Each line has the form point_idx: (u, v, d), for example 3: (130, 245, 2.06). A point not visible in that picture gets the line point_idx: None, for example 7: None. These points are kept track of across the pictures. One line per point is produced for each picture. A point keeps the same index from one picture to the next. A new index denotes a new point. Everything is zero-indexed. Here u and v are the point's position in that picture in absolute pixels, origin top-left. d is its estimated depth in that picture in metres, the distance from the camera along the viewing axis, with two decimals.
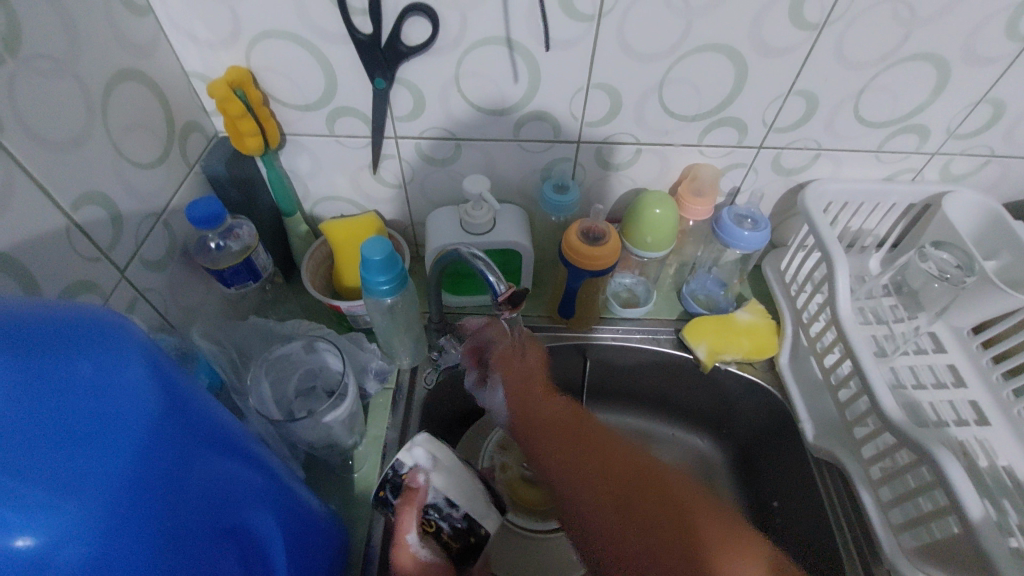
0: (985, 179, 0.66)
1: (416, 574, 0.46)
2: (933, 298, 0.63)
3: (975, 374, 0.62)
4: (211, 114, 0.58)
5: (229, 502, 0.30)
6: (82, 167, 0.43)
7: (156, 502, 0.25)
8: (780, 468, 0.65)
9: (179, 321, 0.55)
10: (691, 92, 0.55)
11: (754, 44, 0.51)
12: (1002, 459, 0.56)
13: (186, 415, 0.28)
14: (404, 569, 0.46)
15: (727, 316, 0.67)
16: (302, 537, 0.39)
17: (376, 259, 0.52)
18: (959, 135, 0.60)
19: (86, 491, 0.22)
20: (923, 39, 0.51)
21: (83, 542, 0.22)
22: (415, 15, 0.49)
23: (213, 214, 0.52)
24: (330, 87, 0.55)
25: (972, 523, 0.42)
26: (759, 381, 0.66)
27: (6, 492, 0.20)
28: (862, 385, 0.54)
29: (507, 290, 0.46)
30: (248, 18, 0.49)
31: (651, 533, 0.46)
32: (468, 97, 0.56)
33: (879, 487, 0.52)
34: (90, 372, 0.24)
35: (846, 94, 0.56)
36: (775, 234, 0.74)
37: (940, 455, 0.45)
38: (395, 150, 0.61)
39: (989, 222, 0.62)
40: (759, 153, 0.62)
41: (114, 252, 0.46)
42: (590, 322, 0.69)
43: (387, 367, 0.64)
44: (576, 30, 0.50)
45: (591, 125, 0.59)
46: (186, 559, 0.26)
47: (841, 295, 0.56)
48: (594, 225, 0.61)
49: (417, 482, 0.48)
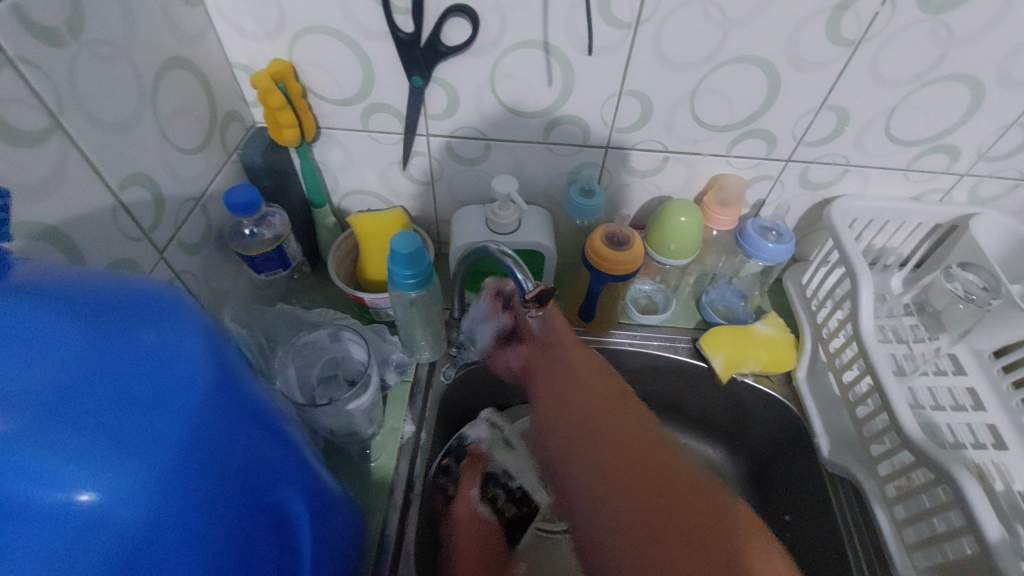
0: (1014, 203, 0.65)
1: (471, 521, 0.61)
2: (957, 320, 0.63)
3: (995, 399, 0.62)
4: (251, 104, 0.60)
5: (267, 478, 0.31)
6: (130, 149, 0.44)
7: (205, 469, 0.26)
8: (793, 482, 0.65)
9: (209, 304, 0.56)
10: (723, 103, 0.56)
11: (789, 57, 0.52)
12: (1020, 485, 0.56)
13: (238, 389, 0.29)
14: (462, 518, 0.61)
15: (746, 327, 0.67)
16: (328, 520, 0.41)
17: (405, 253, 0.53)
18: (990, 157, 0.60)
19: (144, 451, 0.24)
20: (960, 59, 0.51)
21: (140, 499, 0.23)
22: (456, 16, 0.50)
23: (249, 201, 0.53)
24: (368, 82, 0.56)
25: (990, 545, 0.42)
26: (776, 394, 0.66)
27: (76, 445, 0.22)
28: (881, 402, 0.54)
29: (535, 288, 0.47)
30: (293, 13, 0.51)
31: (644, 519, 0.42)
32: (502, 98, 0.57)
33: (894, 505, 0.52)
34: (152, 343, 0.26)
35: (878, 111, 0.56)
36: (798, 248, 0.74)
37: (959, 475, 0.45)
38: (426, 147, 0.63)
39: (1017, 247, 0.62)
40: (786, 166, 0.62)
41: (154, 232, 0.48)
42: (609, 327, 0.70)
43: (407, 360, 0.65)
44: (613, 37, 0.51)
45: (621, 131, 0.60)
46: (226, 527, 0.27)
47: (863, 312, 0.56)
48: (618, 230, 0.62)
49: (478, 449, 0.66)
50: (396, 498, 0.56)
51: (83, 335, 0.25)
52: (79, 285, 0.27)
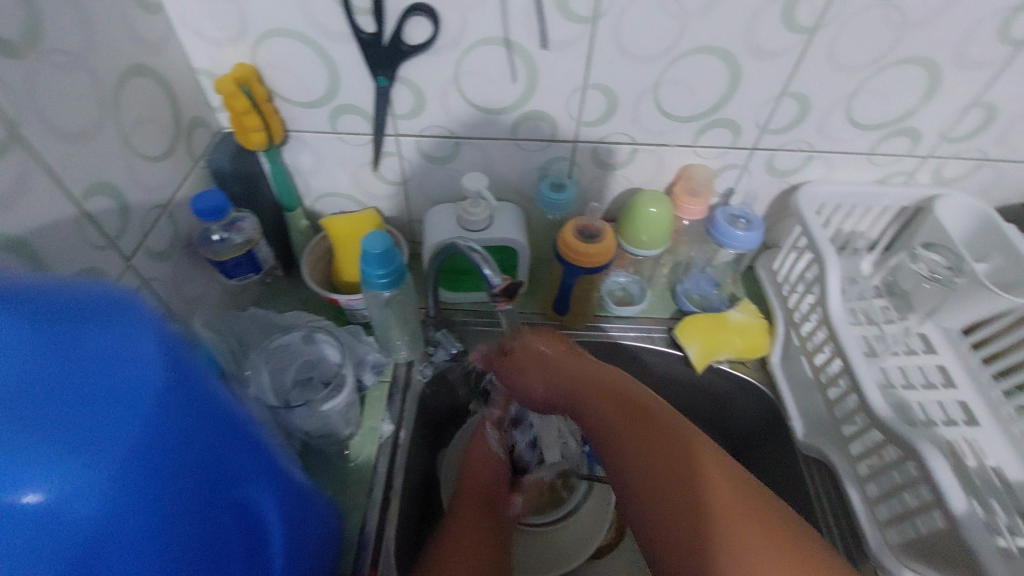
0: (976, 183, 0.67)
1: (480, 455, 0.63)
2: (924, 300, 0.64)
3: (965, 376, 0.63)
4: (216, 110, 0.59)
5: (230, 477, 0.31)
6: (93, 158, 0.44)
7: (160, 470, 0.26)
8: (771, 466, 0.66)
9: (181, 311, 0.56)
10: (687, 93, 0.57)
11: (748, 46, 0.52)
12: (990, 459, 0.57)
13: (197, 391, 0.29)
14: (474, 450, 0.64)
15: (720, 315, 0.68)
16: (301, 519, 0.41)
17: (376, 252, 0.54)
18: (951, 139, 0.61)
19: (94, 452, 0.24)
20: (915, 43, 0.52)
21: (92, 498, 0.23)
22: (418, 15, 0.50)
23: (217, 207, 0.53)
24: (333, 84, 0.56)
25: (957, 517, 0.43)
26: (752, 380, 0.67)
27: (25, 447, 0.22)
28: (851, 383, 0.54)
29: (503, 282, 0.47)
30: (255, 17, 0.51)
31: (665, 517, 0.48)
32: (468, 96, 0.57)
33: (866, 483, 0.53)
34: (101, 344, 0.25)
35: (839, 97, 0.57)
36: (769, 236, 0.75)
37: (926, 450, 0.46)
38: (396, 148, 0.63)
39: (981, 226, 0.63)
40: (753, 155, 0.63)
41: (121, 240, 0.47)
42: (585, 320, 0.70)
43: (384, 360, 0.65)
44: (574, 31, 0.51)
45: (588, 125, 0.60)
46: (185, 525, 0.27)
47: (832, 295, 0.57)
48: (589, 223, 0.62)
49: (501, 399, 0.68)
50: (376, 497, 0.56)
51: (27, 339, 0.24)
52: (23, 284, 0.26)
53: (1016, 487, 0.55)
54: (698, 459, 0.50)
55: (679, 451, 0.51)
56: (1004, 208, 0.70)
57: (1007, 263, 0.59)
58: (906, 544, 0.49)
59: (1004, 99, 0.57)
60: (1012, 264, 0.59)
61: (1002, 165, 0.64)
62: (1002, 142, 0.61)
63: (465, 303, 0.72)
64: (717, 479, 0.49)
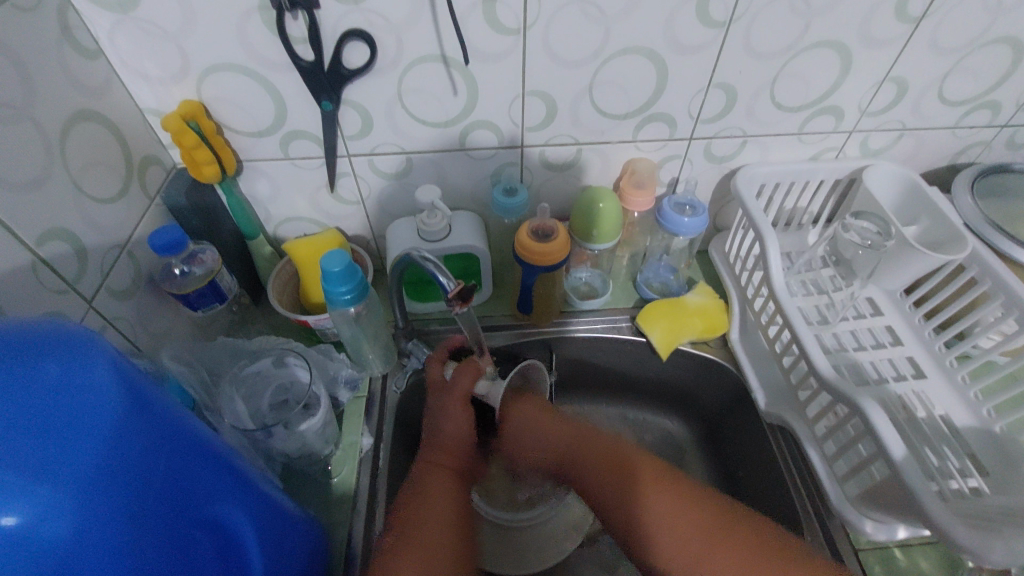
0: (901, 151, 0.71)
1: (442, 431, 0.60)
2: (863, 264, 0.68)
3: (911, 332, 0.67)
4: (169, 147, 0.61)
5: (197, 495, 0.32)
6: (45, 204, 0.45)
7: (126, 488, 0.27)
8: (741, 438, 0.68)
9: (148, 346, 0.57)
10: (619, 92, 0.60)
11: (669, 43, 0.56)
12: (939, 408, 0.60)
13: (152, 415, 0.30)
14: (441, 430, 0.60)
15: (678, 299, 0.71)
16: (278, 535, 0.42)
17: (335, 270, 0.54)
18: (872, 112, 0.65)
19: (60, 477, 0.24)
20: (822, 29, 0.56)
21: (63, 517, 0.24)
22: (354, 40, 0.52)
23: (175, 241, 0.54)
24: (280, 112, 0.58)
25: (897, 463, 0.46)
26: (716, 358, 0.70)
27: None
28: (799, 350, 0.58)
29: (457, 286, 0.50)
30: (195, 54, 0.52)
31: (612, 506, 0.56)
32: (413, 112, 0.59)
33: (823, 442, 0.57)
34: (57, 374, 0.26)
35: (761, 84, 0.61)
36: (718, 219, 0.78)
37: (869, 406, 0.49)
38: (350, 168, 0.65)
39: (907, 191, 0.68)
40: (691, 144, 0.67)
41: (80, 283, 0.48)
42: (552, 317, 0.73)
43: (357, 375, 0.66)
44: (504, 43, 0.54)
45: (531, 130, 0.63)
46: (156, 542, 0.28)
47: (774, 269, 0.61)
48: (542, 223, 0.65)
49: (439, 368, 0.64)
50: (361, 508, 0.57)
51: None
52: None
53: (964, 432, 0.59)
54: (640, 496, 0.55)
55: (623, 485, 0.56)
56: (930, 172, 0.75)
57: (932, 223, 0.65)
58: (864, 496, 0.52)
59: (912, 72, 0.61)
60: (936, 223, 0.64)
61: (920, 133, 0.69)
62: (917, 111, 0.66)
63: (435, 312, 0.74)
64: (666, 530, 0.52)
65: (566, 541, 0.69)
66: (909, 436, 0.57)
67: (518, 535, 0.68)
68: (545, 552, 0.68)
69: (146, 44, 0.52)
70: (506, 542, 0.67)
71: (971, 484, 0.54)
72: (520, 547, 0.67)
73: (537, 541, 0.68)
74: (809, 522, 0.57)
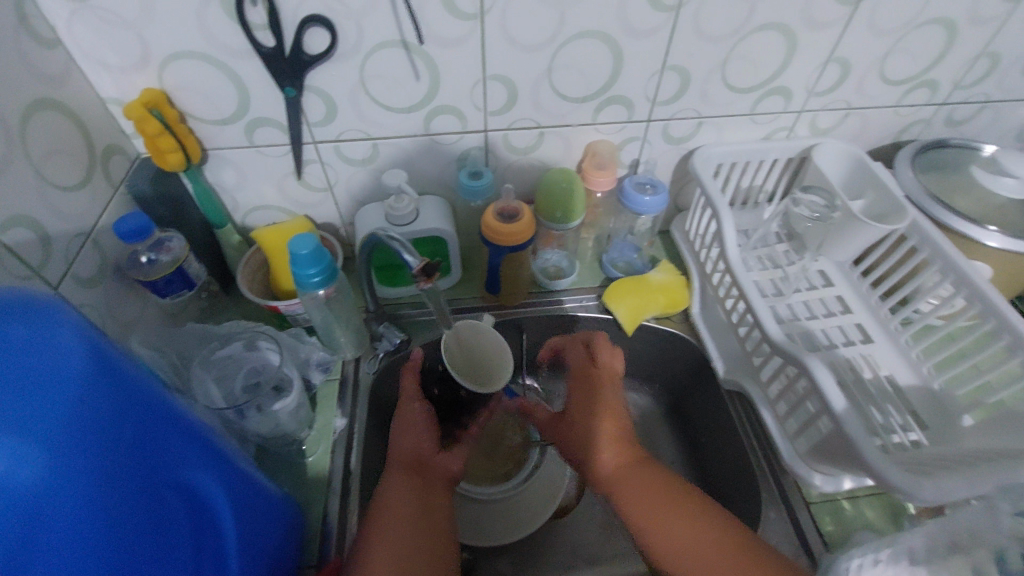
0: (848, 131, 0.75)
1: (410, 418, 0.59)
2: (813, 237, 0.71)
3: (859, 300, 0.70)
4: (132, 136, 0.61)
5: (164, 460, 0.33)
6: (7, 192, 0.45)
7: (93, 448, 0.28)
8: (704, 407, 0.71)
9: (116, 333, 0.57)
10: (578, 76, 0.62)
11: (623, 27, 0.58)
12: (884, 369, 0.64)
13: (120, 379, 0.31)
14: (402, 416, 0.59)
15: (642, 277, 0.74)
16: (250, 507, 0.43)
17: (304, 253, 0.55)
18: (819, 92, 0.68)
19: (28, 430, 0.25)
20: (767, 12, 0.59)
21: (31, 467, 0.25)
22: (315, 26, 0.53)
23: (141, 227, 0.55)
24: (244, 100, 0.59)
25: (839, 416, 0.49)
26: (678, 332, 0.73)
27: None
28: (753, 319, 0.61)
29: (422, 262, 0.51)
30: (155, 42, 0.53)
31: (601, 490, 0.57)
32: (376, 98, 0.60)
33: (776, 403, 0.60)
34: (23, 335, 0.27)
35: (712, 66, 0.63)
36: (679, 199, 0.81)
37: (815, 366, 0.52)
38: (316, 155, 0.65)
39: (854, 166, 0.72)
40: (649, 126, 0.69)
41: (45, 270, 0.49)
42: (518, 298, 0.74)
43: (330, 358, 0.67)
44: (463, 28, 0.56)
45: (494, 114, 0.65)
46: (125, 499, 0.29)
47: (729, 243, 0.64)
48: (506, 204, 0.66)
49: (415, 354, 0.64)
50: (336, 486, 0.59)
51: None
52: None
53: (906, 390, 0.62)
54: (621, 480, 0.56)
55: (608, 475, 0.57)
56: (876, 150, 0.79)
57: (877, 197, 0.68)
58: (811, 451, 0.55)
59: (854, 53, 0.64)
60: (879, 197, 0.68)
61: (865, 112, 0.72)
62: (860, 91, 0.69)
63: (406, 296, 0.75)
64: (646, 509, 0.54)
65: (537, 518, 0.69)
66: (857, 396, 0.61)
67: (487, 509, 0.69)
68: (513, 528, 0.68)
69: (105, 33, 0.52)
70: (477, 513, 0.69)
71: (911, 438, 0.58)
72: (519, 508, 0.69)
73: (503, 519, 0.69)
74: (765, 479, 0.60)
